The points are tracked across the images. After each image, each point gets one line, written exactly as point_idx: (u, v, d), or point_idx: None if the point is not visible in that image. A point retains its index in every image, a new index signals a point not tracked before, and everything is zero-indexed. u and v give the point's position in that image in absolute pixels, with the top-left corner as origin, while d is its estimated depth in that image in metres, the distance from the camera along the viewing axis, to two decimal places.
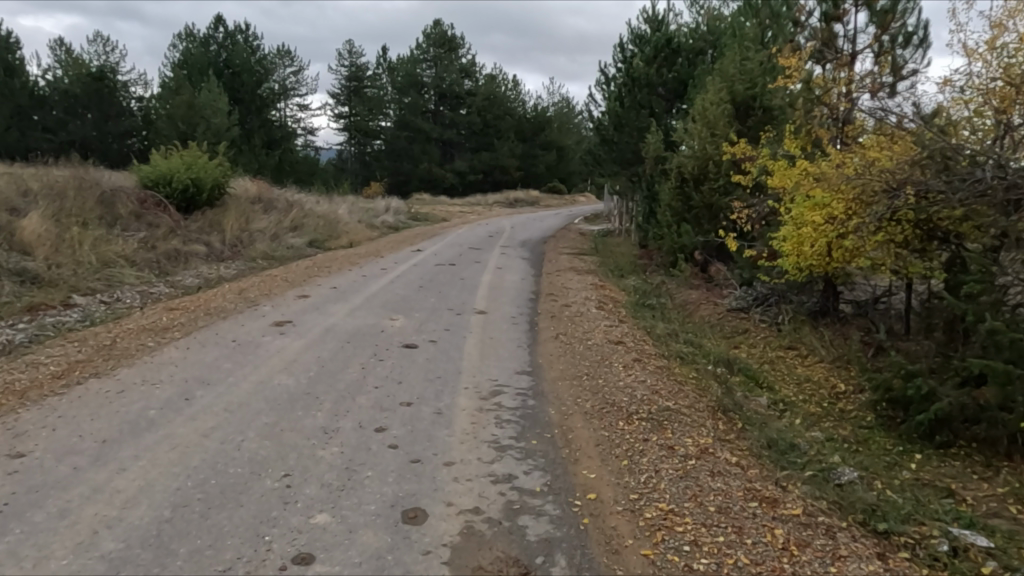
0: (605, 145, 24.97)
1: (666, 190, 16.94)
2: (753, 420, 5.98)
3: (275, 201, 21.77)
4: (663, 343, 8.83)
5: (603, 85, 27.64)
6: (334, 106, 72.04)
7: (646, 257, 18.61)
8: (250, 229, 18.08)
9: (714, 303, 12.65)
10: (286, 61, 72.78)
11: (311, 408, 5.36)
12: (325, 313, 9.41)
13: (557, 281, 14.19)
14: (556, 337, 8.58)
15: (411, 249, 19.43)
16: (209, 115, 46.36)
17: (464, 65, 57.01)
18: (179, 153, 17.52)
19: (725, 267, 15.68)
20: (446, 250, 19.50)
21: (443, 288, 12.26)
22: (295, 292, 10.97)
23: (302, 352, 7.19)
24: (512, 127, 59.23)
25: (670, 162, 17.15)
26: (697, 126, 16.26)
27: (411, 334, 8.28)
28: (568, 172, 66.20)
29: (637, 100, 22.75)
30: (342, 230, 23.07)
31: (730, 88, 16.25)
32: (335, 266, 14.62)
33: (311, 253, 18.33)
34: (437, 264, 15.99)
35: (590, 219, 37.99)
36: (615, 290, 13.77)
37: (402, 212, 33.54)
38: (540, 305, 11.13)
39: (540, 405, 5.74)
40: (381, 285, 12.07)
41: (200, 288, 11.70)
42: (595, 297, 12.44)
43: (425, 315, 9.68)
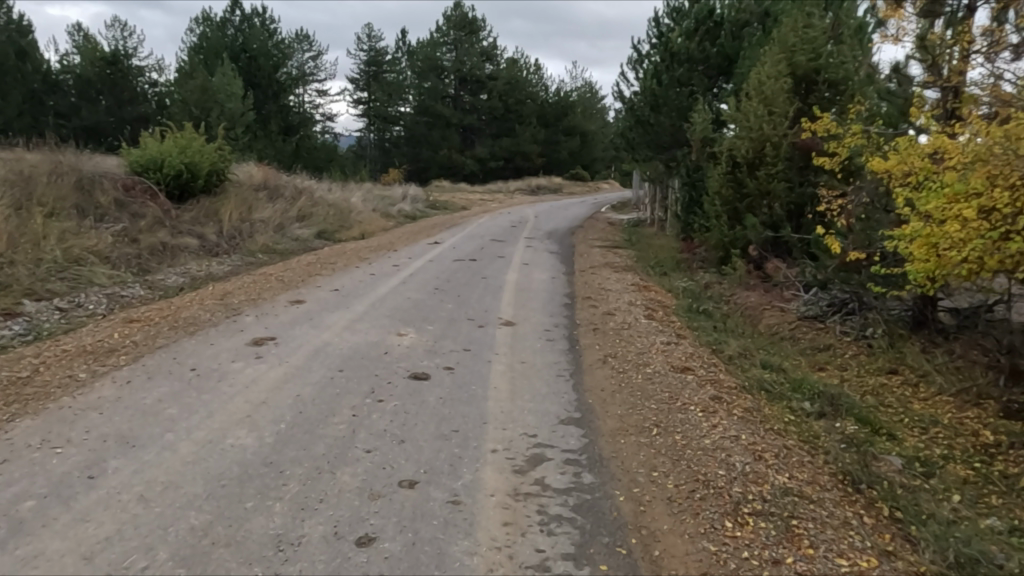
0: (639, 128, 23.01)
1: (714, 176, 15.04)
2: (908, 507, 4.17)
3: (283, 187, 20.19)
4: (738, 369, 7.01)
5: (635, 63, 25.71)
6: (353, 91, 70.60)
7: (689, 251, 16.72)
8: (251, 219, 16.49)
9: (781, 310, 10.77)
10: (304, 46, 71.27)
11: (268, 493, 3.67)
12: (317, 325, 7.71)
13: (592, 281, 12.38)
14: (603, 361, 6.79)
15: (428, 241, 17.72)
16: (223, 99, 44.99)
17: (485, 48, 55.19)
18: (172, 135, 15.93)
19: (784, 263, 13.79)
20: (467, 243, 17.79)
21: (463, 290, 10.53)
22: (288, 296, 9.31)
23: (276, 384, 5.51)
24: (534, 112, 57.17)
25: (718, 144, 15.25)
26: (752, 103, 14.33)
27: (420, 357, 6.55)
28: (592, 158, 63.91)
29: (676, 78, 20.77)
30: (354, 220, 21.41)
31: (790, 59, 14.27)
32: (340, 263, 12.93)
33: (317, 245, 16.70)
34: (455, 260, 14.25)
35: (618, 208, 36.04)
36: (661, 291, 11.95)
37: (421, 200, 31.90)
38: (577, 313, 9.33)
39: (602, 484, 3.98)
40: (390, 287, 10.36)
41: (181, 290, 10.08)
42: (639, 301, 10.63)
43: (440, 327, 7.95)
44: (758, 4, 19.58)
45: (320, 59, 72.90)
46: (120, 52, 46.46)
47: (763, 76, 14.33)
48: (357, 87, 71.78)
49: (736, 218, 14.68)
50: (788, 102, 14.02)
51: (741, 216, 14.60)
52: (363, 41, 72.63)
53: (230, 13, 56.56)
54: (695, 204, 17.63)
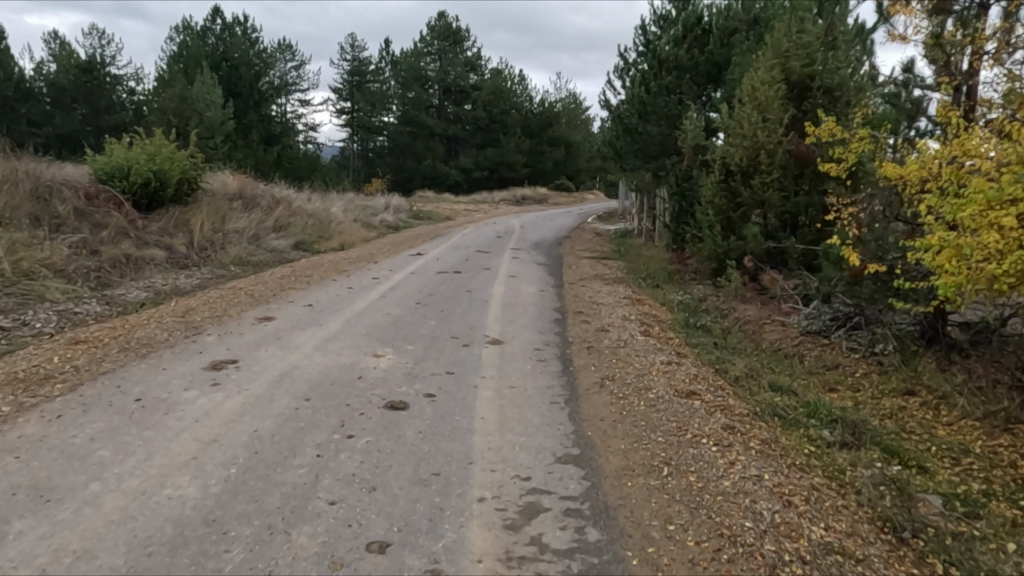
0: (625, 137, 22.54)
1: (707, 184, 14.56)
2: (966, 564, 3.58)
3: (259, 197, 19.46)
4: (747, 393, 6.43)
5: (621, 72, 25.32)
6: (336, 101, 69.93)
7: (682, 262, 16.20)
8: (224, 230, 15.73)
9: (782, 325, 10.24)
10: (287, 55, 70.57)
11: (205, 564, 3.01)
12: (286, 345, 7.02)
13: (582, 294, 11.79)
14: (601, 385, 6.18)
15: (410, 253, 17.07)
16: (202, 108, 44.11)
17: (470, 58, 54.87)
18: (140, 141, 15.15)
19: (780, 276, 13.30)
20: (451, 254, 17.16)
21: (447, 305, 9.88)
22: (256, 313, 8.61)
23: (233, 416, 4.84)
24: (518, 122, 56.80)
25: (711, 152, 14.76)
26: (746, 110, 13.86)
27: (397, 382, 5.90)
28: (577, 169, 63.59)
29: (665, 85, 20.36)
30: (334, 231, 20.68)
31: (784, 65, 13.87)
32: (316, 275, 12.23)
33: (294, 257, 15.96)
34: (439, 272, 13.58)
35: (604, 219, 35.64)
36: (655, 305, 11.39)
37: (404, 210, 31.26)
38: (569, 329, 8.72)
39: (610, 543, 3.36)
40: (368, 302, 9.69)
41: (141, 306, 9.33)
42: (633, 315, 10.06)
43: (421, 347, 7.29)
44: (747, 11, 19.26)
45: (303, 69, 72.20)
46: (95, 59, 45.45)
47: (756, 81, 13.88)
48: (340, 97, 71.06)
49: (730, 228, 14.18)
50: (783, 108, 13.59)
51: (735, 225, 14.11)
52: (346, 50, 72.05)
53: (211, 21, 55.74)
54: (685, 214, 17.15)
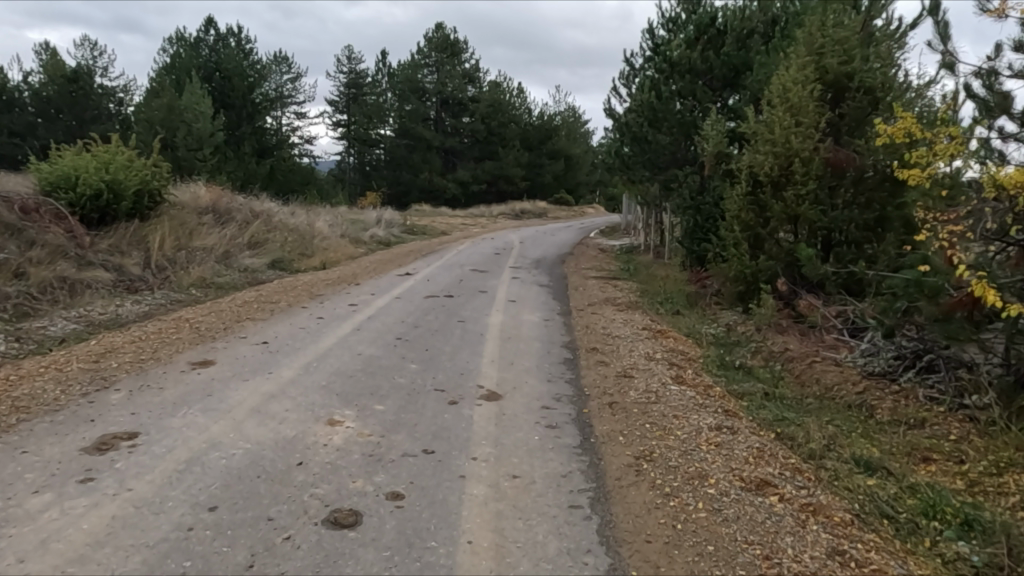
0: (634, 147, 20.91)
1: (731, 197, 12.94)
2: None
3: (234, 210, 17.82)
4: (833, 478, 4.74)
5: (626, 78, 23.83)
6: (332, 113, 68.69)
7: (700, 284, 14.72)
8: (189, 248, 14.08)
9: (835, 364, 8.56)
10: (282, 67, 69.35)
11: None
12: (212, 406, 5.31)
13: (594, 324, 10.08)
14: (637, 470, 4.48)
15: (398, 273, 15.41)
16: (191, 118, 42.75)
17: (467, 70, 53.62)
18: (93, 149, 13.51)
19: (819, 301, 11.62)
20: (443, 274, 15.47)
21: (434, 342, 8.18)
22: (193, 355, 6.89)
23: (83, 547, 3.16)
24: (517, 134, 55.36)
25: (735, 161, 13.13)
26: (776, 112, 12.27)
27: (352, 470, 4.21)
28: (576, 182, 62.10)
29: (677, 91, 18.80)
30: (317, 248, 19.02)
31: (818, 63, 12.32)
32: (285, 302, 10.53)
33: (267, 277, 14.30)
34: (428, 296, 11.89)
35: (607, 233, 34.01)
36: (680, 337, 9.71)
37: (397, 225, 29.65)
38: (582, 375, 7.04)
39: None
40: (338, 338, 7.98)
41: (56, 343, 7.63)
42: (658, 353, 8.35)
43: (395, 405, 5.59)
44: (765, 11, 17.79)
45: (298, 81, 70.90)
46: (82, 69, 43.96)
47: (786, 81, 12.31)
48: (336, 109, 69.71)
49: (759, 246, 12.55)
50: (818, 111, 12.03)
51: (764, 242, 12.49)
52: (343, 62, 70.83)
53: (203, 31, 54.49)
54: (702, 231, 15.54)
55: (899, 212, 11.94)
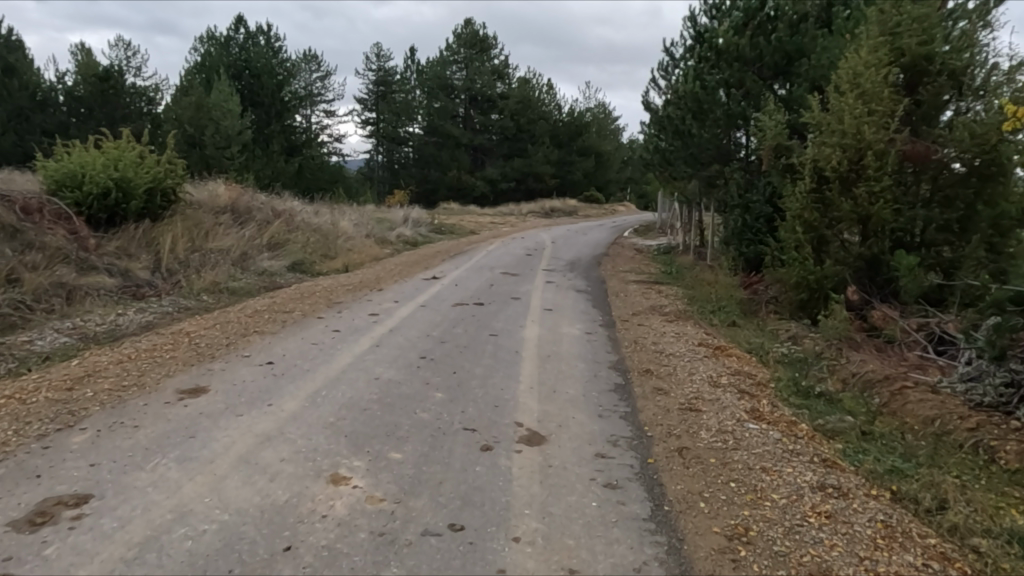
0: (677, 142, 19.53)
1: (791, 195, 11.67)
2: None
3: (254, 210, 17.03)
4: (994, 569, 3.57)
5: (666, 69, 22.56)
6: (361, 112, 68.32)
7: (752, 292, 13.53)
8: (204, 250, 13.30)
9: (932, 392, 7.29)
10: (312, 66, 69.19)
11: None
12: (190, 454, 4.32)
13: (643, 339, 8.93)
14: (733, 560, 3.39)
15: (425, 276, 14.42)
16: (219, 116, 42.56)
17: (497, 66, 52.64)
18: (104, 145, 12.78)
19: (897, 313, 10.27)
20: (473, 278, 14.42)
21: (463, 362, 7.12)
22: (184, 380, 5.93)
23: None
24: (547, 131, 54.16)
25: (795, 154, 11.71)
26: (846, 99, 10.92)
27: (354, 560, 3.18)
28: (607, 180, 60.59)
29: (725, 80, 17.43)
30: (341, 249, 18.16)
31: (894, 44, 10.99)
32: (300, 311, 9.58)
33: (285, 281, 13.44)
34: (456, 304, 10.85)
35: (643, 232, 32.67)
36: (742, 355, 8.52)
37: (425, 224, 28.74)
38: (639, 407, 5.91)
39: None
40: (354, 358, 6.97)
41: (37, 361, 6.74)
42: (723, 377, 7.18)
43: (415, 453, 4.54)
44: None
45: (328, 79, 70.66)
46: (112, 68, 43.95)
47: (857, 64, 10.94)
48: (365, 107, 69.28)
49: (823, 249, 11.25)
50: (894, 97, 10.70)
51: (829, 246, 11.20)
52: (373, 59, 70.32)
53: (234, 30, 54.40)
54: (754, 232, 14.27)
55: (988, 211, 10.56)
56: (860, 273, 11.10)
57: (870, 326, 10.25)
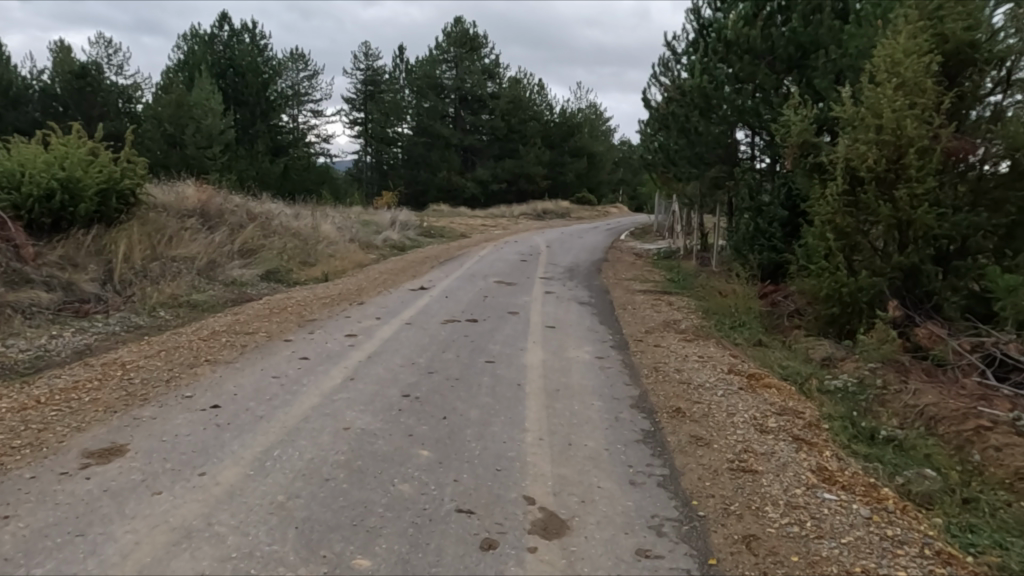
0: (682, 140, 18.25)
1: (819, 197, 10.49)
2: None
3: (227, 212, 15.70)
4: None
5: (667, 65, 21.41)
6: (349, 111, 66.92)
7: (771, 306, 12.35)
8: (165, 258, 11.97)
9: (1015, 433, 6.12)
10: (299, 65, 67.74)
11: None
12: (68, 570, 3.05)
13: (662, 365, 7.70)
14: None
15: (412, 286, 13.15)
16: (200, 115, 41.10)
17: (487, 66, 51.49)
18: (51, 140, 11.45)
19: (949, 334, 9.07)
20: (465, 288, 13.15)
21: (457, 402, 5.84)
22: (99, 437, 4.62)
23: None
24: (538, 132, 52.94)
25: (824, 153, 10.48)
26: (882, 89, 9.71)
27: None
28: (600, 181, 59.45)
29: (735, 73, 16.21)
30: (321, 255, 16.83)
31: (935, 29, 9.82)
32: (266, 332, 8.27)
33: (256, 293, 12.14)
34: (446, 321, 9.57)
35: (640, 235, 31.54)
36: (781, 385, 7.30)
37: (414, 227, 27.46)
38: (680, 468, 4.67)
39: None
40: (322, 399, 5.68)
41: None
42: (768, 419, 5.95)
43: (388, 560, 3.28)
44: None
45: (315, 79, 69.13)
46: (89, 64, 42.41)
47: (894, 50, 9.75)
48: (353, 107, 67.82)
49: (857, 259, 10.08)
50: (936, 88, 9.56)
51: (864, 255, 10.03)
52: (362, 58, 68.97)
53: (218, 27, 52.97)
54: None
55: None
56: (897, 285, 9.95)
57: (915, 346, 9.07)
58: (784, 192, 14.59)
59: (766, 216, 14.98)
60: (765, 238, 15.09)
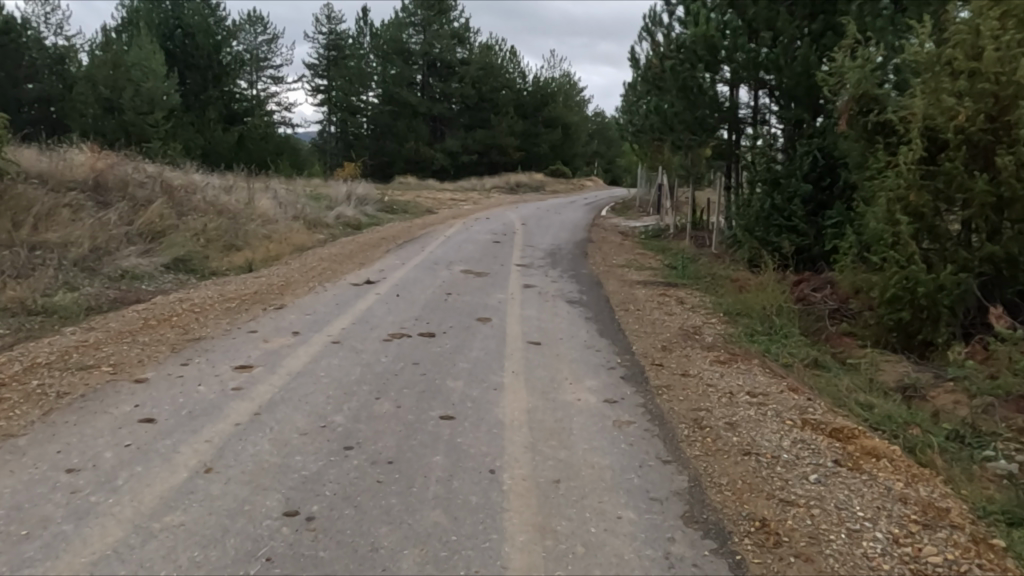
0: (680, 102, 15.53)
1: (884, 167, 8.04)
2: None
3: (131, 186, 12.79)
4: None
5: (658, 17, 18.75)
6: (310, 78, 63.09)
7: (803, 302, 9.99)
8: (26, 248, 9.16)
9: None
10: (257, 28, 63.40)
11: None
12: None
13: (703, 415, 5.18)
14: None
15: (356, 278, 10.43)
16: (139, 77, 37.00)
17: (457, 30, 48.21)
18: None
19: None
20: (423, 281, 10.49)
21: (381, 526, 3.29)
22: None
23: None
24: (511, 101, 49.89)
25: (891, 108, 7.97)
26: (981, 21, 7.22)
27: None
28: (576, 153, 56.65)
29: (749, 21, 13.54)
30: (253, 237, 14.02)
31: None
32: (115, 364, 5.55)
33: (149, 290, 9.37)
34: (391, 336, 6.94)
35: (623, 211, 29.08)
36: (882, 444, 4.89)
37: (374, 201, 24.62)
38: None
39: None
40: (125, 535, 3.09)
41: None
42: (919, 543, 3.50)
43: None
44: None
45: (275, 42, 64.70)
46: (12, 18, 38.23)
47: None
48: (314, 73, 63.69)
49: (935, 249, 7.72)
50: None
51: (943, 243, 7.67)
52: (324, 21, 64.85)
53: None
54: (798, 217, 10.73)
55: None
56: (985, 281, 7.66)
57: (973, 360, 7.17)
58: (809, 162, 12.30)
59: (785, 191, 12.70)
60: (782, 218, 12.78)
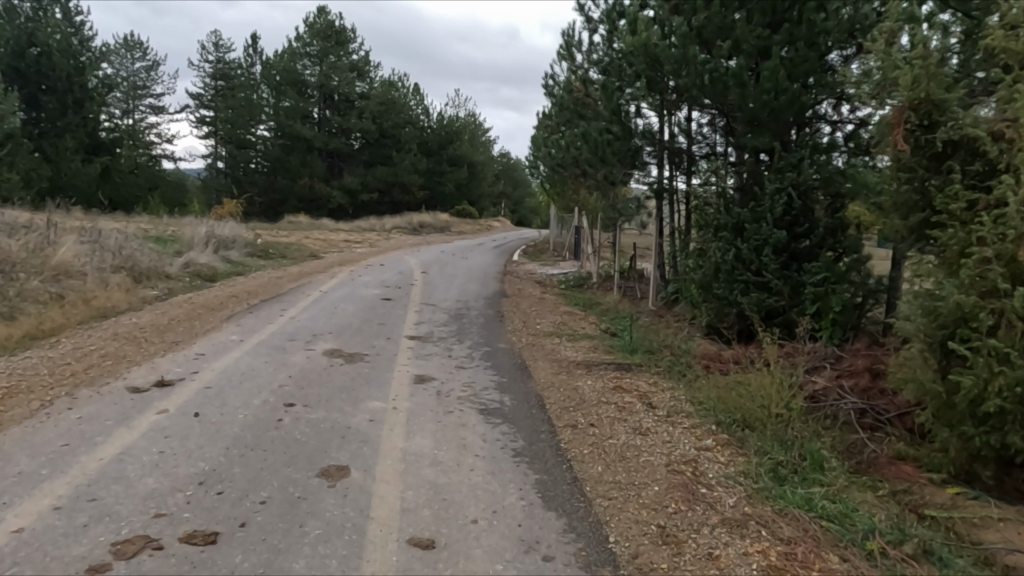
0: (611, 128, 12.69)
1: (959, 207, 5.31)
2: None
3: None
4: None
5: (582, 37, 16.14)
6: (194, 108, 57.64)
7: (813, 396, 7.07)
8: None
9: None
10: (134, 52, 57.46)
11: None
12: None
13: None
14: None
15: (145, 376, 6.54)
16: None
17: (355, 62, 44.49)
18: None
19: None
20: (257, 376, 6.75)
21: None
22: None
23: None
24: (414, 137, 46.79)
25: (969, 120, 5.23)
26: None
27: None
28: (483, 193, 54.11)
29: (696, 29, 10.80)
30: (28, 301, 9.74)
31: None
32: None
33: None
34: (112, 557, 3.26)
35: (538, 256, 26.28)
36: None
37: (245, 244, 20.45)
38: None
39: None
40: None
41: None
42: None
43: None
44: None
45: (154, 69, 58.60)
46: None
47: None
48: (199, 103, 58.28)
49: None
50: None
51: None
52: (211, 49, 59.80)
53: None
54: None
55: None
56: None
57: None
58: (782, 203, 9.66)
59: (753, 239, 9.97)
60: (750, 272, 10.04)
